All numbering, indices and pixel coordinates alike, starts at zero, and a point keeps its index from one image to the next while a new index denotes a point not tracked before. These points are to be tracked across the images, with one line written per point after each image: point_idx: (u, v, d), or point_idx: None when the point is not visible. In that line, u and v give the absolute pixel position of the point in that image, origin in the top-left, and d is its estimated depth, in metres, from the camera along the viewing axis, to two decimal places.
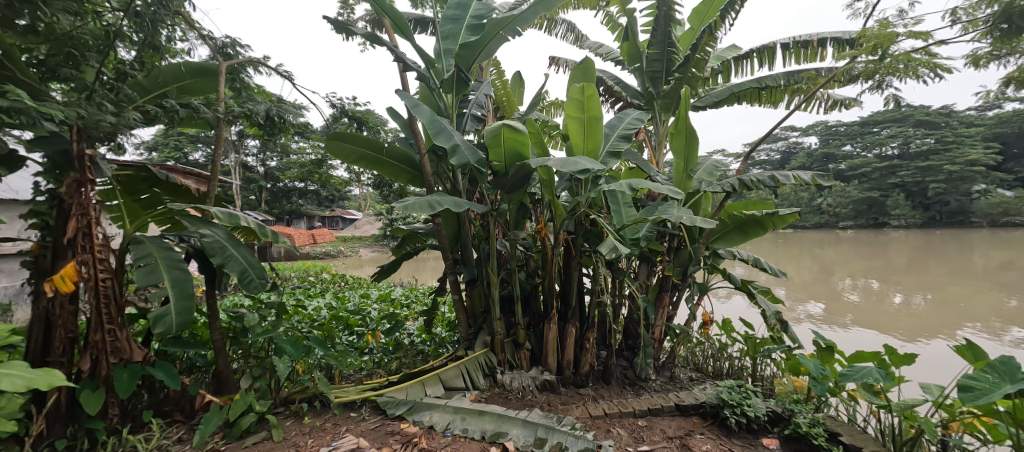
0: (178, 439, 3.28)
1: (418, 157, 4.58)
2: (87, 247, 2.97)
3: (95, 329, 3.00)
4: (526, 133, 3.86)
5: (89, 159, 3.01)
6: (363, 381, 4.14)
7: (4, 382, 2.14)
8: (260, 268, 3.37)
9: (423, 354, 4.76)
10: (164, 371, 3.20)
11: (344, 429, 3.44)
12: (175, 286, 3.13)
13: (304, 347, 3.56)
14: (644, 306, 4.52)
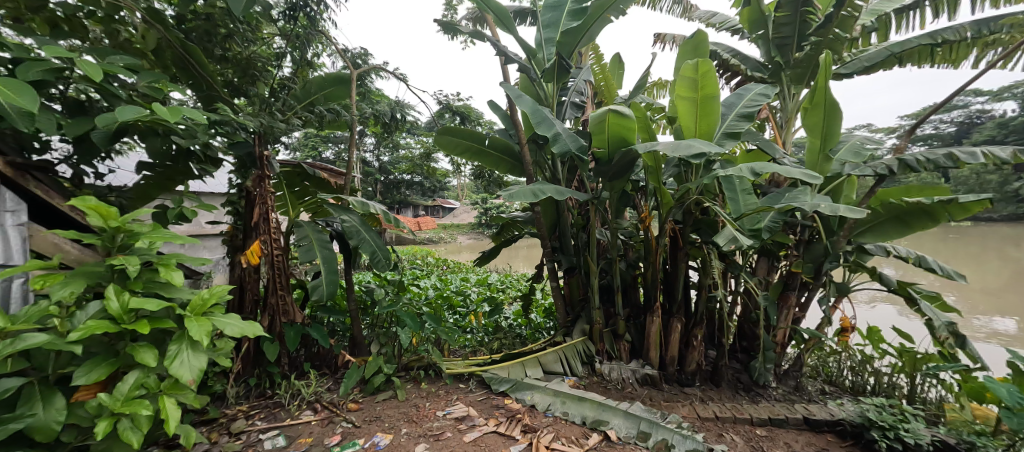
0: (328, 388, 3.94)
1: (518, 147, 4.71)
2: (265, 229, 3.73)
3: (272, 294, 3.77)
4: (632, 118, 3.73)
5: (266, 159, 3.73)
6: (468, 356, 4.50)
7: (228, 327, 2.74)
8: (387, 250, 3.85)
9: (522, 338, 4.93)
10: (319, 331, 3.90)
11: (455, 398, 3.80)
12: (325, 262, 3.76)
13: (421, 320, 4.03)
14: (766, 306, 4.06)
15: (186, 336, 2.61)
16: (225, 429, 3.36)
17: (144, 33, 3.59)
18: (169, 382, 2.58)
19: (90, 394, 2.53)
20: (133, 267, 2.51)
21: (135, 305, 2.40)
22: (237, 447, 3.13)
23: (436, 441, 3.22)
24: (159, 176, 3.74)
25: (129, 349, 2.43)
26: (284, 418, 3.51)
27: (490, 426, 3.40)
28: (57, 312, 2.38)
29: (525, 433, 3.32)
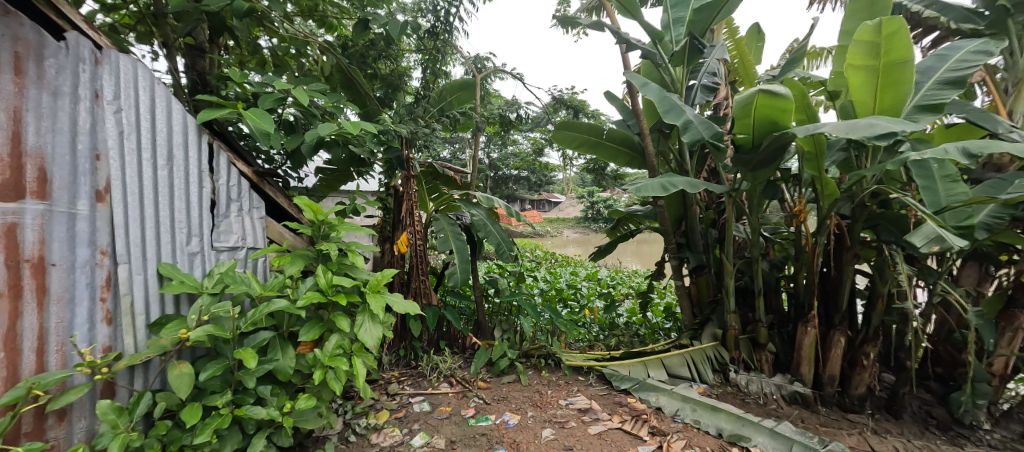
0: (460, 366, 4.24)
1: (638, 138, 4.47)
2: (410, 222, 4.12)
3: (415, 278, 4.20)
4: (787, 98, 3.21)
5: (411, 159, 4.02)
6: (586, 350, 4.47)
7: (393, 306, 2.96)
8: (511, 242, 4.07)
9: (642, 339, 4.66)
10: (453, 313, 4.24)
11: (576, 389, 3.81)
12: (459, 252, 4.05)
13: (540, 311, 4.18)
14: (979, 325, 3.15)
15: (368, 309, 2.96)
16: (383, 389, 3.78)
17: (324, 63, 4.27)
18: (358, 345, 2.94)
19: (309, 349, 3.01)
20: (332, 252, 3.01)
21: (335, 281, 2.85)
22: (393, 406, 3.50)
23: (562, 428, 3.25)
24: (331, 176, 4.47)
25: (331, 316, 2.87)
26: (427, 386, 3.86)
27: (614, 422, 3.31)
28: (288, 283, 2.91)
29: (653, 435, 3.16)
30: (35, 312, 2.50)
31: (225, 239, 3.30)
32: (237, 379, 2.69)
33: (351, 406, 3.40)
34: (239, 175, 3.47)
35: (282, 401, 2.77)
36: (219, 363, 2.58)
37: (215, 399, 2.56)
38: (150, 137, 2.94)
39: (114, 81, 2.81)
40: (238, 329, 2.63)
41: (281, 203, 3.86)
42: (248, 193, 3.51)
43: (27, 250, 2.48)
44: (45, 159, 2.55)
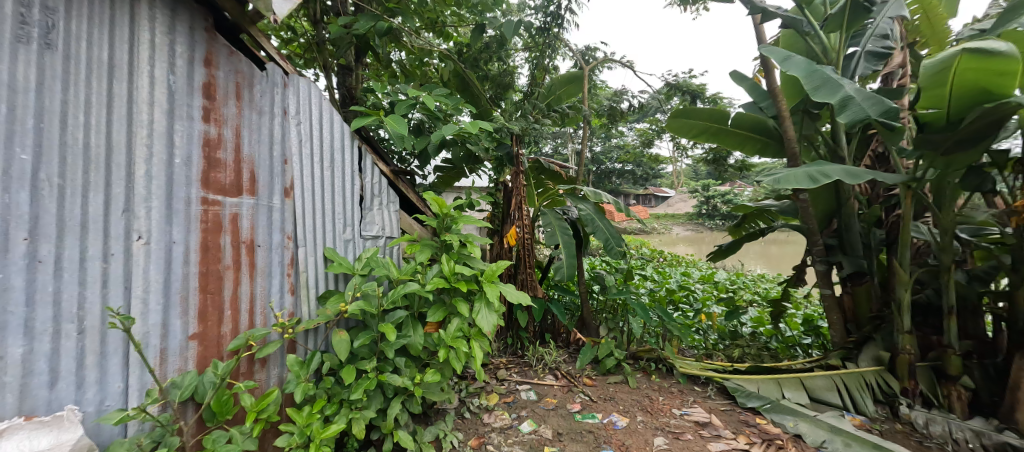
0: (564, 360, 4.07)
1: (775, 122, 3.81)
2: (519, 216, 4.04)
3: (524, 269, 4.03)
4: (1015, 56, 2.43)
5: (520, 156, 4.01)
6: (703, 359, 4.03)
7: (509, 295, 2.63)
8: (620, 237, 3.87)
9: (773, 355, 3.95)
10: (558, 307, 4.12)
11: (692, 399, 3.46)
12: (566, 246, 3.89)
13: (649, 311, 3.89)
14: None
15: (485, 296, 2.60)
16: (493, 373, 3.73)
17: (442, 69, 4.15)
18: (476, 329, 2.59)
19: (433, 329, 2.60)
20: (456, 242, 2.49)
21: (459, 269, 2.45)
22: (502, 390, 3.40)
23: (676, 438, 2.96)
24: (449, 175, 4.23)
25: (452, 300, 2.52)
26: (533, 377, 3.74)
27: (739, 443, 2.91)
28: (419, 268, 2.47)
29: None
30: (248, 281, 2.35)
31: (369, 228, 2.94)
32: (379, 351, 2.37)
33: (466, 385, 3.35)
34: (380, 175, 3.08)
35: (413, 373, 2.41)
36: (367, 333, 2.30)
37: (363, 363, 2.28)
38: (321, 145, 2.70)
39: (303, 97, 2.60)
40: (383, 307, 2.30)
41: (411, 201, 3.45)
42: (387, 190, 3.11)
43: (244, 233, 2.35)
44: (255, 164, 2.40)
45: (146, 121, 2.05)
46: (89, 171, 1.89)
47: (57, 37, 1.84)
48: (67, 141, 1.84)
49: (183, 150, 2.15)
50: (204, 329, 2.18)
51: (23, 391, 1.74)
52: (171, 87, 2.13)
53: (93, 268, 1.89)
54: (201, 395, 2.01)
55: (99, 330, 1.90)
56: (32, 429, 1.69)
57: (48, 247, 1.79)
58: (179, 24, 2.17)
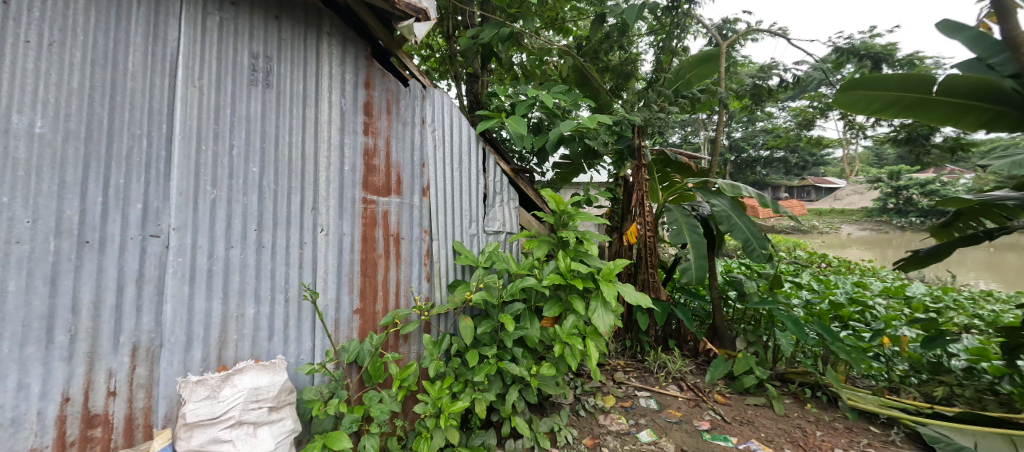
0: (692, 372, 3.61)
1: (1012, 84, 2.74)
2: (640, 212, 3.65)
3: (644, 269, 3.64)
4: None
5: (643, 148, 3.57)
6: (884, 393, 3.21)
7: (626, 296, 2.55)
8: (763, 238, 3.33)
9: (1005, 403, 2.87)
10: (685, 312, 3.64)
11: (865, 442, 2.78)
12: (695, 245, 3.37)
13: (806, 326, 3.22)
14: None
15: (602, 295, 2.57)
16: (610, 374, 3.54)
17: (562, 66, 3.88)
18: (592, 328, 2.58)
19: (549, 324, 2.68)
20: (572, 239, 2.52)
21: (576, 266, 2.45)
22: (620, 394, 3.25)
23: None
24: (566, 170, 4.19)
25: (567, 297, 2.53)
26: (653, 384, 3.42)
27: None
28: (536, 264, 2.54)
29: None
30: (395, 268, 2.47)
31: (491, 224, 2.92)
32: (500, 339, 2.51)
33: (581, 381, 3.26)
34: (500, 173, 3.02)
35: (530, 364, 2.50)
36: (488, 322, 2.45)
37: (484, 349, 2.43)
38: (452, 152, 2.75)
39: (437, 107, 2.69)
40: (502, 298, 2.41)
41: (529, 199, 3.33)
42: (506, 188, 3.07)
43: (392, 226, 2.46)
44: (401, 170, 2.52)
45: (327, 138, 2.26)
46: (291, 178, 2.14)
47: (269, 75, 2.11)
48: (280, 158, 2.11)
49: (351, 160, 2.33)
50: (365, 305, 2.35)
51: (252, 344, 2.04)
52: (344, 109, 2.32)
53: (293, 253, 2.14)
54: (361, 359, 2.19)
55: (296, 300, 2.16)
56: (259, 370, 1.96)
57: (268, 235, 2.08)
58: (347, 54, 2.34)
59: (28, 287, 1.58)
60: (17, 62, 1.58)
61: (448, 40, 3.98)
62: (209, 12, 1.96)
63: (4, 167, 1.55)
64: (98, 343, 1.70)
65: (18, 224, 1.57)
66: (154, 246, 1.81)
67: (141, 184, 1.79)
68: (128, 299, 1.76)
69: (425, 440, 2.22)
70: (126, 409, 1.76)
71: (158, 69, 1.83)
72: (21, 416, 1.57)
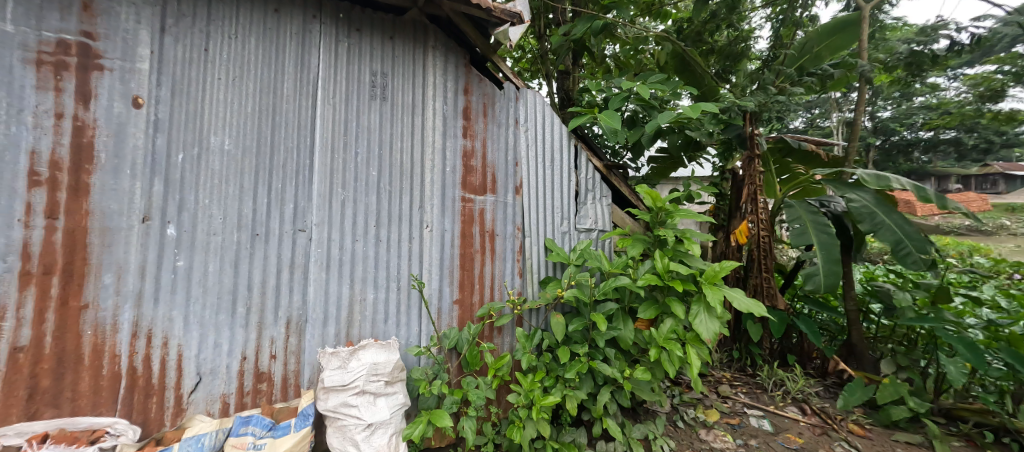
0: (819, 394, 3.13)
1: None
2: (753, 208, 3.30)
3: (755, 273, 3.33)
4: None
5: (756, 137, 3.24)
6: None
7: (733, 302, 2.35)
8: (923, 240, 2.75)
9: None
10: (808, 325, 3.18)
11: None
12: (823, 248, 2.91)
13: (985, 352, 2.63)
14: None
15: (704, 300, 2.41)
16: (714, 386, 3.26)
17: (658, 54, 3.60)
18: (692, 334, 2.41)
19: (645, 326, 2.55)
20: (671, 239, 2.39)
21: (674, 267, 2.32)
22: (725, 409, 2.95)
23: None
24: (663, 164, 3.99)
25: (665, 300, 2.41)
26: (770, 403, 3.04)
27: None
28: (630, 263, 2.46)
29: None
30: (490, 262, 2.60)
31: (584, 221, 2.88)
32: (591, 338, 2.47)
33: (678, 390, 3.03)
34: (593, 170, 2.95)
35: (623, 367, 2.43)
36: (580, 320, 2.43)
37: (576, 347, 2.41)
38: (544, 149, 2.78)
39: (531, 107, 2.74)
40: (594, 296, 2.38)
41: (623, 195, 3.19)
42: (600, 185, 2.99)
43: (487, 222, 2.59)
44: (496, 169, 2.63)
45: (432, 142, 2.46)
46: (403, 180, 2.37)
47: (386, 89, 2.36)
48: (394, 162, 2.36)
49: (452, 161, 2.50)
50: (462, 296, 2.51)
51: (372, 326, 2.29)
52: (445, 114, 2.50)
53: (404, 246, 2.37)
54: (460, 347, 2.32)
55: (406, 288, 2.37)
56: (377, 347, 2.16)
57: (385, 230, 2.32)
58: (449, 64, 2.52)
59: (219, 270, 1.98)
60: (211, 95, 1.99)
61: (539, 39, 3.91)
62: (341, 39, 2.26)
63: (203, 176, 1.97)
64: (264, 316, 2.07)
65: (213, 221, 1.98)
66: (302, 238, 2.14)
67: (293, 187, 2.13)
68: (284, 281, 2.11)
69: (517, 430, 2.26)
70: (283, 370, 2.11)
71: (305, 91, 2.17)
72: (217, 368, 1.99)
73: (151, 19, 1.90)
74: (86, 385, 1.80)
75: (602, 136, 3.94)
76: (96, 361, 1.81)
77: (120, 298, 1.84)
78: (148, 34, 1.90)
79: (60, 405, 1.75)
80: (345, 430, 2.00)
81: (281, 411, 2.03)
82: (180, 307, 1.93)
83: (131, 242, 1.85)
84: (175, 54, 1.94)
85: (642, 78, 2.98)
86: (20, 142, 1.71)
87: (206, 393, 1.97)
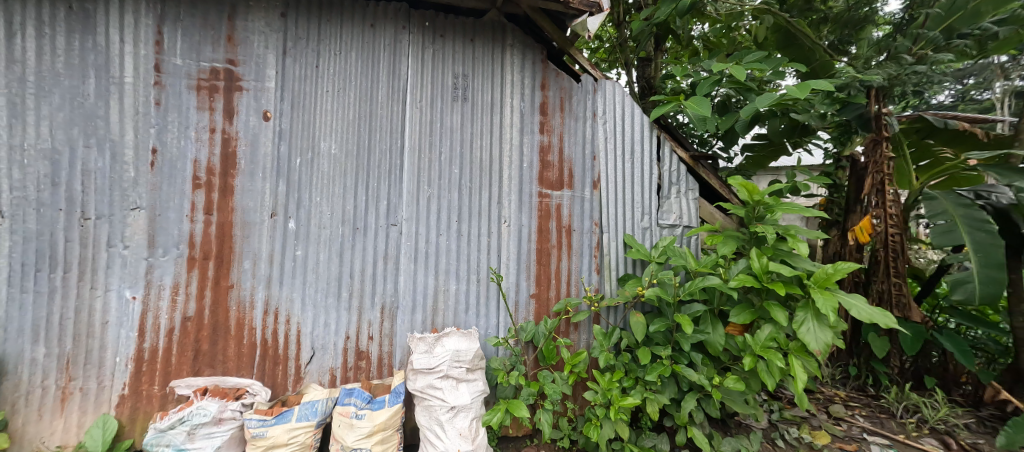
0: (967, 425, 2.70)
1: None
2: (879, 201, 3.01)
3: (881, 278, 3.04)
4: None
5: (884, 117, 2.89)
6: None
7: (851, 310, 2.10)
8: None
9: None
10: (954, 342, 2.86)
11: None
12: (979, 250, 2.56)
13: None
14: None
15: (813, 305, 2.14)
16: (823, 405, 2.99)
17: (756, 28, 3.18)
18: (797, 343, 2.15)
19: (738, 331, 2.40)
20: (772, 236, 2.20)
21: (775, 268, 2.11)
22: (839, 432, 2.66)
23: None
24: (761, 152, 3.58)
25: (763, 304, 2.19)
26: (900, 433, 2.68)
27: None
28: (721, 262, 2.30)
29: None
30: (567, 258, 2.59)
31: (667, 216, 2.70)
32: (675, 340, 2.34)
33: (778, 406, 2.80)
34: (678, 162, 2.74)
35: (711, 373, 2.29)
36: (662, 320, 2.31)
37: (658, 349, 2.30)
38: (625, 140, 2.66)
39: (609, 98, 2.64)
40: (679, 296, 2.26)
41: (713, 189, 2.92)
42: (685, 178, 2.77)
43: (564, 217, 2.58)
44: (573, 163, 2.60)
45: (510, 139, 2.52)
46: (483, 177, 2.47)
47: (467, 90, 2.47)
48: (474, 160, 2.46)
49: (529, 156, 2.54)
50: (539, 290, 2.54)
51: (454, 315, 2.44)
52: (523, 110, 2.54)
53: (483, 241, 2.47)
54: (537, 341, 2.38)
55: (484, 281, 2.47)
56: (459, 335, 2.29)
57: (466, 225, 2.44)
58: (526, 61, 2.54)
59: (328, 260, 2.28)
60: (321, 106, 2.28)
61: (617, 24, 3.57)
62: (426, 46, 2.42)
63: (315, 177, 2.27)
64: (363, 301, 2.33)
65: (323, 216, 2.27)
66: (394, 232, 2.35)
67: (386, 186, 2.35)
68: (380, 270, 2.34)
69: (594, 428, 2.23)
70: (379, 350, 2.36)
71: (397, 97, 2.37)
72: (326, 345, 2.29)
73: (276, 44, 2.24)
74: (232, 351, 2.21)
75: (687, 125, 3.56)
76: (239, 332, 2.21)
77: (255, 280, 2.22)
78: (273, 57, 2.23)
79: (215, 365, 2.19)
80: (432, 410, 2.17)
81: (377, 386, 2.26)
82: (299, 291, 2.26)
83: (263, 235, 2.22)
84: (293, 73, 2.25)
85: (736, 58, 2.71)
86: (187, 154, 2.15)
87: (318, 365, 2.29)
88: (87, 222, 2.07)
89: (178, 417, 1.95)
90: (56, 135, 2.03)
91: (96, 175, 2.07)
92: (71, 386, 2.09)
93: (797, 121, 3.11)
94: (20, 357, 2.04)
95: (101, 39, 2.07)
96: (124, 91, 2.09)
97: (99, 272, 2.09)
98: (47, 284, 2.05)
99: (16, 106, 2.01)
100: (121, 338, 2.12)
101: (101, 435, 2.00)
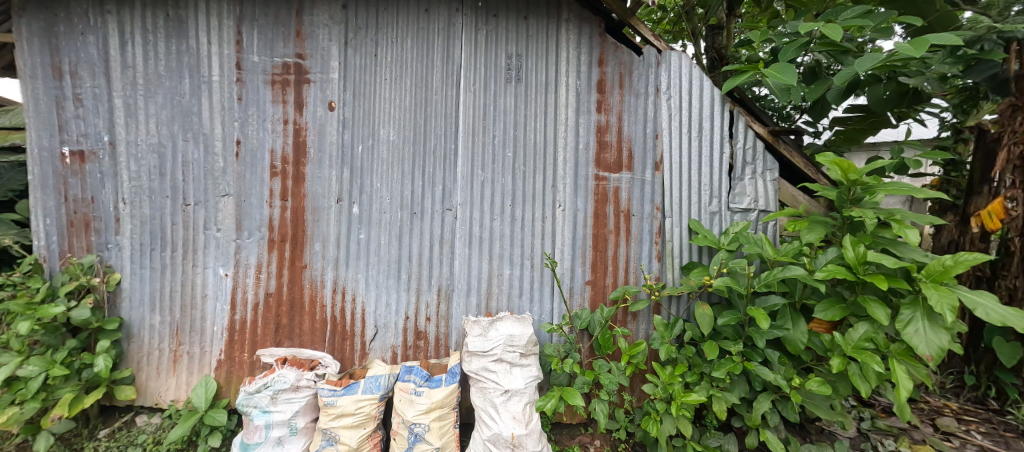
0: None
1: None
2: (1017, 180, 2.51)
3: (1016, 274, 2.55)
4: None
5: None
6: None
7: (975, 310, 1.77)
8: None
9: None
10: None
11: None
12: None
13: None
14: None
15: (923, 303, 1.84)
16: (927, 417, 2.61)
17: None
18: (899, 346, 1.87)
19: (823, 329, 2.13)
20: (871, 221, 1.92)
21: (874, 259, 1.84)
22: (947, 449, 2.31)
23: None
24: (858, 125, 3.09)
25: (858, 299, 1.93)
26: None
27: None
28: (806, 250, 2.05)
29: None
30: (625, 244, 2.47)
31: (739, 200, 2.46)
32: (747, 336, 2.15)
33: (870, 414, 2.49)
34: (754, 138, 2.47)
35: (790, 374, 2.09)
36: (732, 313, 2.11)
37: (727, 344, 2.12)
38: (691, 117, 2.44)
39: (674, 70, 2.43)
40: (753, 288, 2.06)
41: (795, 170, 2.61)
42: (763, 157, 2.48)
43: (622, 201, 2.45)
44: (633, 143, 2.45)
45: (565, 120, 2.42)
46: (536, 159, 2.41)
47: (520, 70, 2.40)
48: (528, 142, 2.41)
49: (584, 137, 2.43)
50: (595, 277, 2.45)
51: (508, 300, 2.44)
52: (579, 89, 2.43)
53: (537, 225, 2.42)
54: (593, 328, 2.32)
55: (538, 267, 2.43)
56: (513, 320, 2.28)
57: (519, 209, 2.41)
58: (583, 36, 2.41)
59: (388, 243, 2.38)
60: (380, 93, 2.36)
61: None
62: (480, 28, 2.38)
63: (376, 164, 2.36)
64: (421, 283, 2.40)
65: (383, 201, 2.36)
66: (449, 217, 2.39)
67: (441, 171, 2.38)
68: (436, 254, 2.40)
69: (653, 423, 2.13)
70: (436, 331, 2.43)
71: (451, 81, 2.38)
72: (388, 324, 2.41)
73: (338, 37, 2.33)
74: (308, 325, 2.40)
75: (766, 98, 3.19)
76: (312, 308, 2.39)
77: (325, 261, 2.38)
78: (336, 49, 2.33)
79: (293, 337, 2.40)
80: (486, 392, 2.20)
81: (435, 366, 2.33)
82: (363, 272, 2.39)
83: (331, 219, 2.36)
84: (354, 63, 2.34)
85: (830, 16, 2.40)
86: (265, 144, 2.33)
87: (381, 343, 2.42)
88: (188, 207, 2.34)
89: (263, 383, 2.17)
90: (161, 131, 2.31)
91: (193, 166, 2.33)
92: (181, 350, 2.41)
93: (907, 87, 2.68)
94: (142, 323, 2.39)
95: (192, 42, 2.30)
96: (212, 88, 2.31)
97: (198, 252, 2.36)
98: (159, 261, 2.36)
99: (130, 107, 2.30)
100: (217, 310, 2.39)
101: (204, 393, 2.28)
